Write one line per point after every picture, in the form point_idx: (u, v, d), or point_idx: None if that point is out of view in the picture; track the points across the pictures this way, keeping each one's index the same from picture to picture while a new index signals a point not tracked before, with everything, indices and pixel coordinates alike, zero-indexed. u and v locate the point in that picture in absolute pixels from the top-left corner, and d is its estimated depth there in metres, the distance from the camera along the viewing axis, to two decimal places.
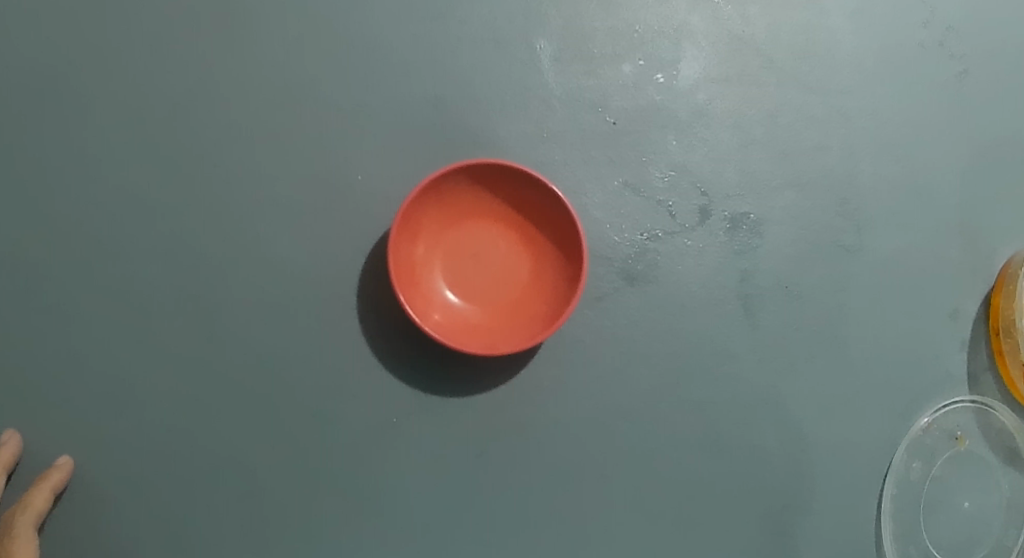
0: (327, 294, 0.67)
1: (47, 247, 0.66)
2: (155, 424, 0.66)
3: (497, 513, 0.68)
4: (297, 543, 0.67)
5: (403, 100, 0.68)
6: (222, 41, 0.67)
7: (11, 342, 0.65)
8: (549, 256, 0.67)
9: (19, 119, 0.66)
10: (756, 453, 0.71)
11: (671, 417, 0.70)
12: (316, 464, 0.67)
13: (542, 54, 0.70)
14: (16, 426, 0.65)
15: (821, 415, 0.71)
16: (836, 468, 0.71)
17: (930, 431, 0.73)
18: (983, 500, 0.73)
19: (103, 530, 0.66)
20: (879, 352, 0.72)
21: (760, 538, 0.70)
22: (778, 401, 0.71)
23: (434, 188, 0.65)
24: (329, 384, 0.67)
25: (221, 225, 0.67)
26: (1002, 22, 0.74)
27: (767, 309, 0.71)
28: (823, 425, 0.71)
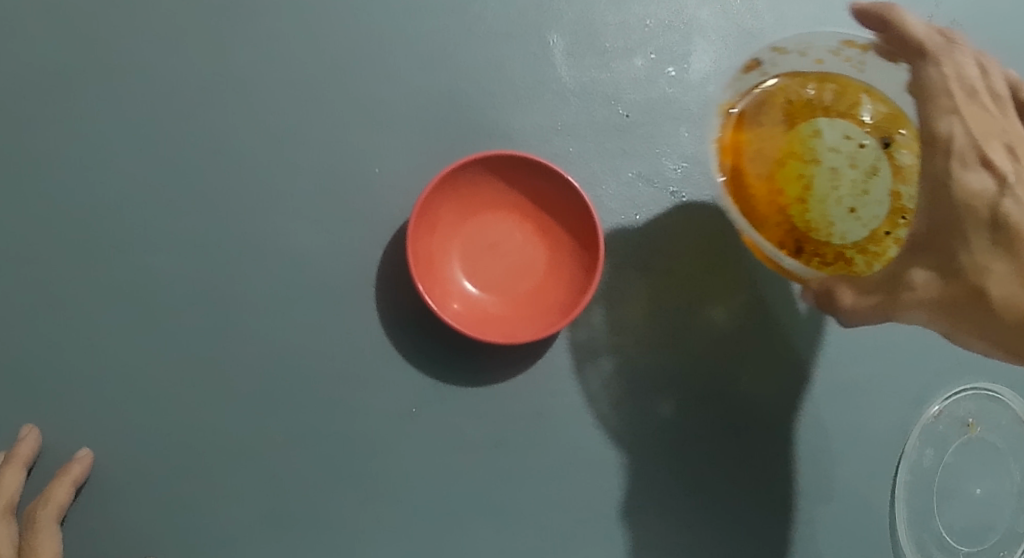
0: (345, 286, 0.68)
1: (64, 240, 0.66)
2: (174, 416, 0.66)
3: (519, 504, 0.68)
4: (320, 538, 0.66)
5: (418, 94, 0.69)
6: (239, 36, 0.68)
7: (29, 335, 0.65)
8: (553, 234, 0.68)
9: (36, 114, 0.66)
10: (687, 440, 0.70)
11: (613, 413, 0.69)
12: (337, 456, 0.67)
13: (554, 48, 0.71)
14: (35, 420, 0.65)
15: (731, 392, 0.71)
16: (759, 449, 0.71)
17: (941, 418, 0.75)
18: (994, 487, 0.75)
19: (123, 526, 0.65)
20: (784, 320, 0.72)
21: (776, 525, 0.71)
22: (693, 385, 0.71)
23: (451, 180, 0.65)
24: (347, 375, 0.67)
25: (239, 217, 0.67)
26: None
27: (668, 289, 0.71)
28: (744, 403, 0.71)
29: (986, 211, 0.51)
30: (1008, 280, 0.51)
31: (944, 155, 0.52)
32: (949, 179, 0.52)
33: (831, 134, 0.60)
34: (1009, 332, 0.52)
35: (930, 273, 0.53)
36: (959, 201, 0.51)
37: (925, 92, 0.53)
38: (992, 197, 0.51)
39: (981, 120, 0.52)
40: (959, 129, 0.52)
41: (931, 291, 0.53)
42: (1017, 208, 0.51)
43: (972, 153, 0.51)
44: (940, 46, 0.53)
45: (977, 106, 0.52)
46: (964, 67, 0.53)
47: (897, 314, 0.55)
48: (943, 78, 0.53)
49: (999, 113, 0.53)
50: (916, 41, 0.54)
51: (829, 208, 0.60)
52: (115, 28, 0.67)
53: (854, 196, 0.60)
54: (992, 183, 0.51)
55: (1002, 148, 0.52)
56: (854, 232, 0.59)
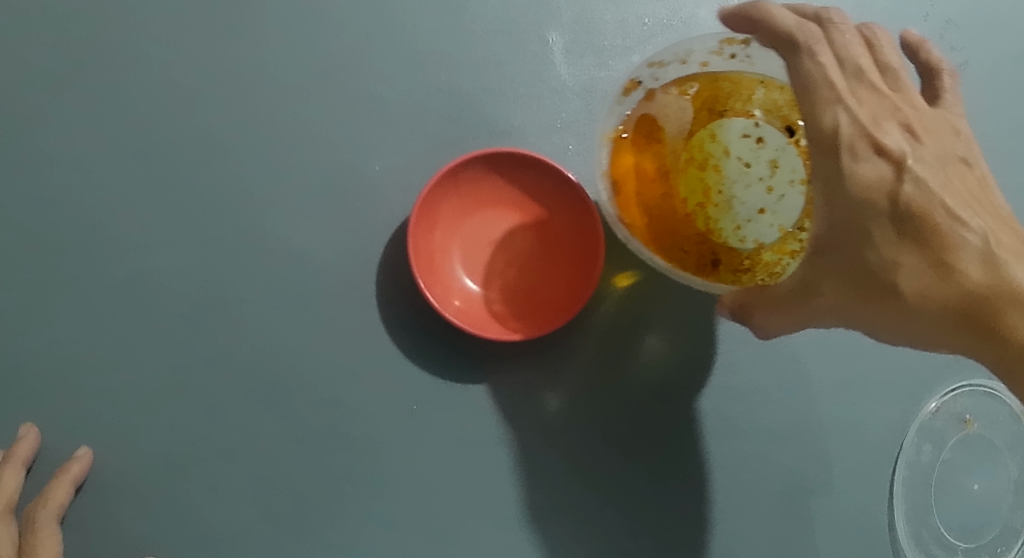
0: (347, 283, 0.68)
1: (63, 239, 0.66)
2: (174, 415, 0.65)
3: (523, 501, 0.68)
4: (321, 537, 0.66)
5: (418, 93, 0.70)
6: (239, 34, 0.68)
7: (27, 332, 0.64)
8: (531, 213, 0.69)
9: (35, 112, 0.66)
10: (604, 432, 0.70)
11: (529, 412, 0.69)
12: (338, 453, 0.66)
13: (554, 46, 0.71)
14: (35, 419, 0.64)
15: (639, 383, 0.71)
16: (670, 440, 0.71)
17: (938, 415, 0.76)
18: (990, 482, 0.77)
19: (122, 526, 0.64)
20: (700, 310, 0.72)
21: (778, 521, 0.72)
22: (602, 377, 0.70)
23: (451, 177, 0.66)
24: (349, 373, 0.67)
25: (240, 214, 0.67)
26: (988, 23, 0.83)
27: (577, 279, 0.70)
28: (656, 392, 0.71)
29: (885, 202, 0.52)
30: (917, 269, 0.52)
31: (833, 152, 0.53)
32: (843, 174, 0.52)
33: (728, 138, 0.63)
34: (927, 321, 0.53)
35: (835, 277, 0.54)
36: (857, 196, 0.52)
37: (807, 86, 0.53)
38: (888, 186, 0.52)
39: (873, 108, 0.54)
40: (846, 119, 0.53)
41: (835, 293, 0.54)
42: (914, 194, 0.52)
43: (862, 143, 0.53)
44: (809, 36, 0.54)
45: (865, 93, 0.54)
46: (852, 53, 0.55)
47: (809, 317, 0.57)
48: (822, 69, 0.53)
49: (890, 96, 0.55)
50: (788, 34, 0.54)
51: (739, 213, 0.63)
52: (116, 25, 0.67)
53: (761, 197, 0.63)
54: (888, 171, 0.53)
55: (893, 134, 0.54)
56: (767, 234, 0.63)
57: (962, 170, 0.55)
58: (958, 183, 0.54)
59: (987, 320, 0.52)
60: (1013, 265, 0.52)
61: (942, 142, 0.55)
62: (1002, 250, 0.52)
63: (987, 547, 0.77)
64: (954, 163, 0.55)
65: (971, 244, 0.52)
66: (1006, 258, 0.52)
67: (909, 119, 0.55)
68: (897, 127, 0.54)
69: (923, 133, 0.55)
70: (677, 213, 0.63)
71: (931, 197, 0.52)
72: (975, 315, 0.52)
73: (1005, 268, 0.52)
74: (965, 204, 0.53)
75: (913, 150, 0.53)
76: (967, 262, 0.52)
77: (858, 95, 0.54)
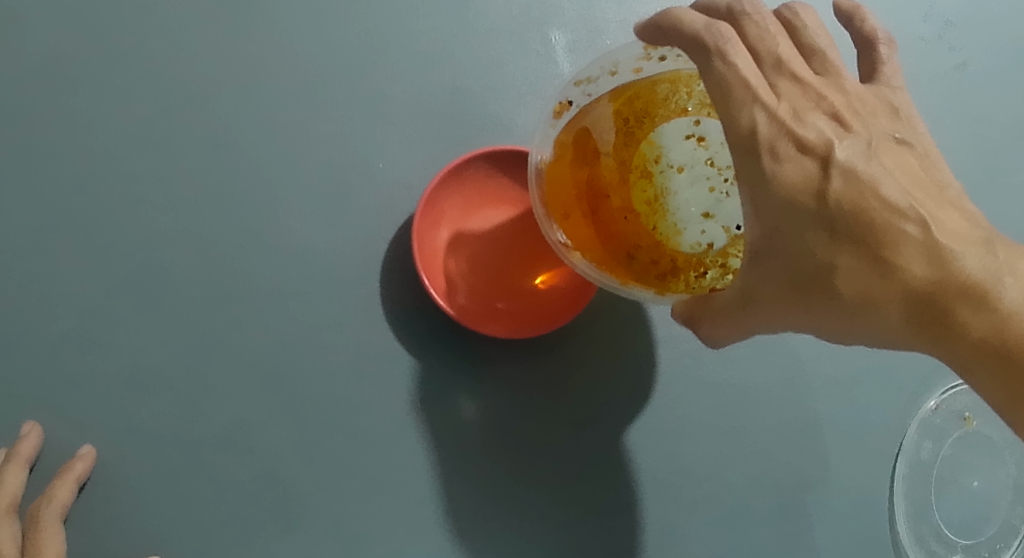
0: (351, 280, 0.68)
1: (66, 235, 0.65)
2: (177, 412, 0.64)
3: (528, 498, 0.68)
4: (328, 536, 0.65)
5: (420, 92, 0.71)
6: (244, 33, 0.69)
7: (28, 330, 0.64)
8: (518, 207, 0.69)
9: (38, 107, 0.66)
10: (544, 451, 0.69)
11: (471, 429, 0.68)
12: (344, 450, 0.66)
13: (557, 45, 0.75)
14: (37, 418, 0.63)
15: (580, 397, 0.70)
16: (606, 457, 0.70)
17: (938, 413, 0.78)
18: (990, 480, 0.78)
19: (125, 526, 0.63)
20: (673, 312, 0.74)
21: (780, 517, 0.73)
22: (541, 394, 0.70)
23: (454, 174, 0.68)
24: (354, 369, 0.67)
25: (245, 211, 0.67)
26: (986, 25, 0.84)
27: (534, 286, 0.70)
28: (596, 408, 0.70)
29: (812, 203, 0.47)
30: (859, 271, 0.47)
31: (752, 155, 0.48)
32: (765, 179, 0.48)
33: (671, 139, 0.56)
34: (874, 320, 0.48)
35: (769, 287, 0.50)
36: (782, 200, 0.47)
37: (720, 89, 0.49)
38: (815, 185, 0.47)
39: (793, 100, 0.49)
40: (763, 117, 0.48)
41: (775, 296, 0.50)
42: (845, 188, 0.47)
43: (783, 142, 0.48)
44: (717, 36, 0.49)
45: (783, 86, 0.49)
46: (767, 43, 0.50)
47: (754, 326, 0.53)
48: (736, 69, 0.49)
49: (812, 83, 0.50)
50: (694, 35, 0.50)
51: (684, 219, 0.56)
52: (120, 23, 0.67)
53: (706, 199, 0.56)
54: (814, 168, 0.47)
55: (818, 125, 0.49)
56: (715, 240, 0.56)
57: (898, 152, 0.50)
58: (896, 168, 0.49)
59: (940, 315, 0.47)
60: (961, 252, 0.47)
61: (873, 124, 0.50)
62: (949, 239, 0.47)
63: (987, 546, 0.78)
64: (889, 146, 0.50)
65: (916, 235, 0.47)
66: (954, 247, 0.47)
67: (836, 105, 0.50)
68: (823, 117, 0.49)
69: (853, 117, 0.50)
70: (618, 226, 0.57)
71: (864, 190, 0.47)
72: (925, 310, 0.47)
73: (954, 256, 0.47)
74: (907, 191, 0.48)
75: (841, 140, 0.48)
76: (911, 256, 0.47)
77: (776, 90, 0.49)
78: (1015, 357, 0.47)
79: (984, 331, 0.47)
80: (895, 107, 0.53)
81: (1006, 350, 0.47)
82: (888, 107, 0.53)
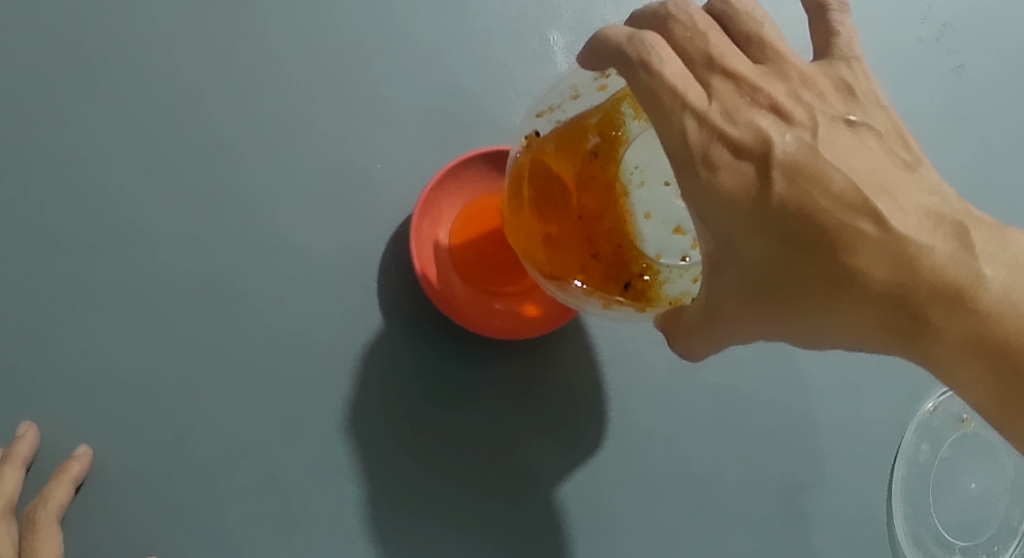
0: (349, 280, 0.68)
1: (64, 235, 0.65)
2: (175, 412, 0.64)
3: (524, 499, 0.68)
4: (325, 536, 0.65)
5: (418, 92, 0.71)
6: (242, 33, 0.69)
7: (27, 329, 0.64)
8: (490, 204, 0.67)
9: (35, 108, 0.66)
10: (521, 449, 0.69)
11: (462, 430, 0.68)
12: (341, 451, 0.66)
13: (554, 46, 0.75)
14: (33, 419, 0.63)
15: (569, 396, 0.70)
16: (603, 456, 0.70)
17: (935, 415, 0.78)
18: (988, 482, 0.78)
19: (122, 526, 0.63)
20: None
21: (778, 518, 0.73)
22: (523, 395, 0.69)
23: (452, 176, 0.69)
24: (351, 369, 0.67)
25: (243, 210, 0.67)
26: (987, 27, 0.84)
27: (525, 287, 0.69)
28: (586, 405, 0.71)
29: (754, 208, 0.46)
30: (811, 274, 0.45)
31: (686, 165, 0.47)
32: (702, 188, 0.46)
33: (645, 153, 0.54)
34: (839, 325, 0.46)
35: (725, 298, 0.48)
36: (722, 208, 0.46)
37: (650, 102, 0.48)
38: (755, 189, 0.46)
39: (726, 99, 0.48)
40: (693, 124, 0.47)
41: (737, 314, 0.48)
42: (787, 189, 0.45)
43: (717, 147, 0.46)
44: (639, 47, 0.48)
45: (717, 84, 0.48)
46: (696, 42, 0.49)
47: (721, 340, 0.50)
48: (663, 78, 0.47)
49: (748, 77, 0.48)
50: (616, 47, 0.49)
51: (661, 236, 0.54)
52: (120, 23, 0.68)
53: (679, 214, 0.54)
54: (752, 172, 0.46)
55: (753, 121, 0.47)
56: (693, 253, 0.55)
57: (851, 137, 0.47)
58: (848, 156, 0.46)
59: (913, 317, 0.44)
60: (929, 244, 0.44)
61: (821, 109, 0.48)
62: (910, 231, 0.44)
63: (986, 547, 0.78)
64: (840, 132, 0.47)
65: (870, 231, 0.44)
66: (918, 240, 0.44)
67: (773, 96, 0.48)
68: (761, 112, 0.47)
69: (795, 106, 0.48)
70: (609, 249, 0.54)
71: (808, 186, 0.45)
72: (896, 313, 0.44)
73: (919, 250, 0.44)
74: (858, 182, 0.45)
75: (781, 135, 0.47)
76: (867, 255, 0.44)
77: (708, 89, 0.48)
78: (1005, 359, 0.43)
79: (966, 328, 0.43)
80: (848, 85, 0.50)
81: (993, 349, 0.43)
82: (841, 86, 0.50)
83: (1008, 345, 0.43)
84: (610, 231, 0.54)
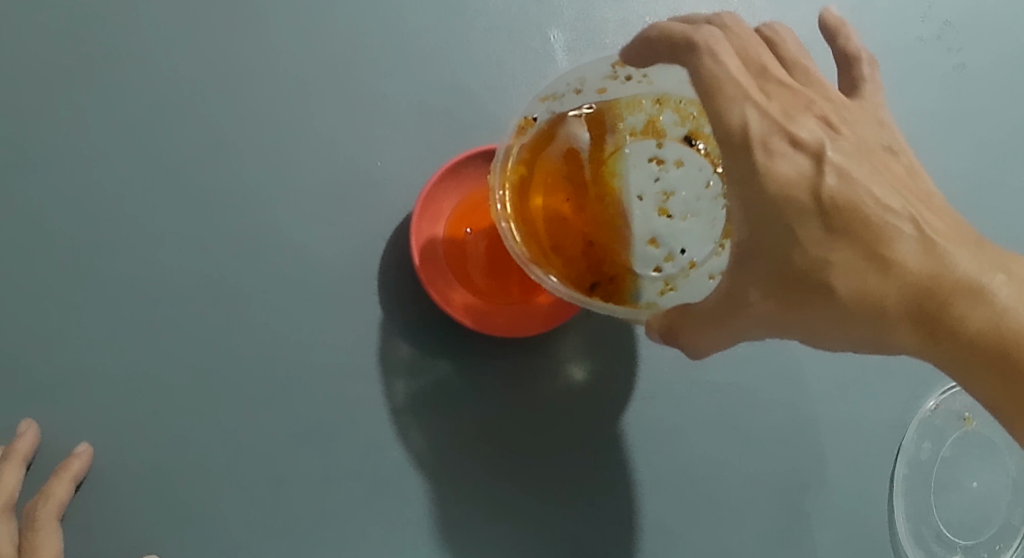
0: (350, 278, 0.68)
1: (65, 233, 0.65)
2: (175, 410, 0.64)
3: (525, 498, 0.68)
4: (325, 534, 0.65)
5: (420, 90, 0.71)
6: (243, 30, 0.69)
7: (28, 326, 0.64)
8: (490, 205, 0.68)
9: (37, 106, 0.66)
10: (525, 454, 0.69)
11: (461, 431, 0.68)
12: (342, 449, 0.66)
13: (555, 44, 0.75)
14: (34, 416, 0.63)
15: (572, 399, 0.70)
16: (603, 456, 0.70)
17: (937, 413, 0.78)
18: (989, 481, 0.77)
19: (123, 524, 0.63)
20: None
21: (779, 517, 0.72)
22: (530, 400, 0.69)
23: (453, 173, 0.69)
24: (351, 367, 0.67)
25: (244, 208, 0.67)
26: (988, 24, 0.84)
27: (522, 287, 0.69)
28: (588, 409, 0.70)
29: (805, 196, 0.47)
30: (853, 266, 0.46)
31: (744, 148, 0.48)
32: (758, 172, 0.48)
33: (630, 165, 0.59)
34: (866, 322, 0.47)
35: (758, 286, 0.48)
36: (776, 194, 0.47)
37: (708, 87, 0.49)
38: (810, 181, 0.48)
39: (784, 102, 0.50)
40: (755, 114, 0.49)
41: (763, 302, 0.48)
42: (839, 185, 0.47)
43: (776, 138, 0.48)
44: (708, 36, 0.50)
45: (773, 89, 0.51)
46: (753, 52, 0.52)
47: (738, 332, 0.50)
48: (726, 69, 0.49)
49: (799, 90, 0.51)
50: (682, 37, 0.51)
51: (632, 243, 0.58)
52: (122, 20, 0.68)
53: (656, 225, 0.58)
54: (807, 165, 0.48)
55: (809, 125, 0.50)
56: (667, 265, 0.59)
57: (886, 158, 0.51)
58: (884, 171, 0.49)
59: (942, 316, 0.46)
60: (956, 252, 0.46)
61: (859, 131, 0.51)
62: (943, 238, 0.47)
63: (986, 546, 0.78)
64: (878, 152, 0.51)
65: (911, 230, 0.47)
66: (949, 246, 0.47)
67: (824, 112, 0.51)
68: (813, 119, 0.50)
69: (840, 123, 0.51)
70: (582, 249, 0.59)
71: (856, 187, 0.48)
72: (923, 312, 0.46)
73: (949, 254, 0.46)
74: (897, 192, 0.48)
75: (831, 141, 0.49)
76: (908, 251, 0.46)
77: (767, 91, 0.50)
78: (1021, 361, 0.45)
79: (989, 329, 0.45)
80: (880, 119, 0.54)
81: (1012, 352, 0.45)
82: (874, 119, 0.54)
83: (1015, 351, 0.45)
84: (586, 231, 0.58)
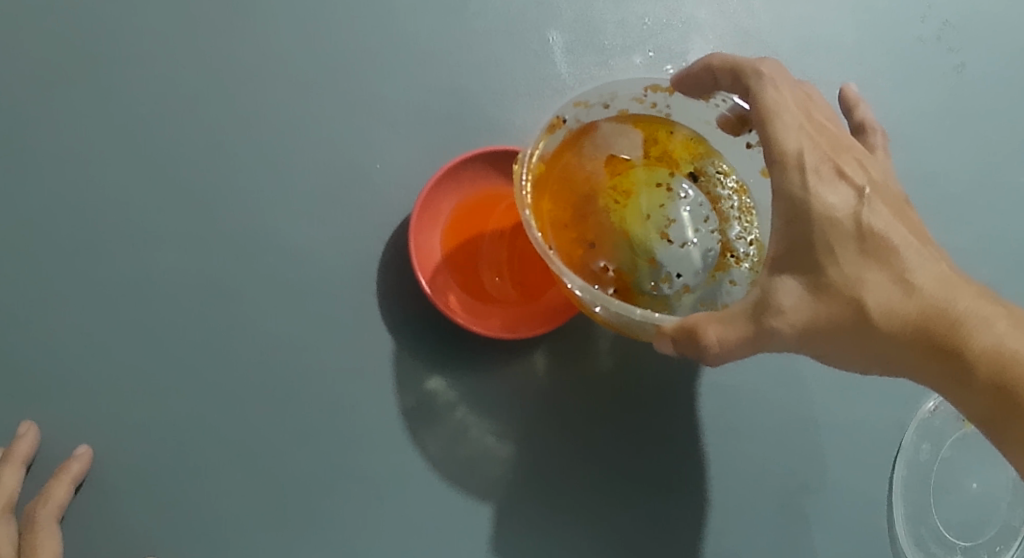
0: (348, 280, 0.68)
1: (65, 235, 0.65)
2: (174, 412, 0.64)
3: (524, 500, 0.68)
4: (322, 535, 0.65)
5: (418, 92, 0.71)
6: (243, 31, 0.69)
7: (28, 328, 0.64)
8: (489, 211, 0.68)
9: (38, 109, 0.66)
10: (532, 459, 0.68)
11: (462, 435, 0.68)
12: (341, 451, 0.66)
13: (554, 46, 0.75)
14: (34, 418, 0.63)
15: (574, 402, 0.70)
16: (604, 458, 0.70)
17: (936, 414, 0.77)
18: (989, 482, 0.77)
19: (122, 525, 0.63)
20: None
21: (777, 518, 0.72)
22: (538, 405, 0.69)
23: (451, 175, 0.69)
24: (350, 369, 0.67)
25: (243, 210, 0.67)
26: (989, 24, 0.83)
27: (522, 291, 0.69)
28: (590, 412, 0.70)
29: (847, 221, 0.53)
30: (883, 286, 0.52)
31: (795, 169, 0.53)
32: (808, 193, 0.53)
33: (637, 183, 0.61)
34: (889, 340, 0.53)
35: (799, 296, 0.52)
36: (823, 215, 0.52)
37: (767, 110, 0.55)
38: (852, 208, 0.53)
39: (831, 138, 0.56)
40: (807, 143, 0.54)
41: (798, 316, 0.52)
42: (874, 217, 0.53)
43: (825, 167, 0.54)
44: (771, 70, 0.56)
45: (822, 126, 0.56)
46: (803, 92, 0.58)
47: (770, 347, 0.52)
48: (783, 98, 0.55)
49: (840, 133, 0.57)
50: (748, 67, 0.56)
51: (631, 255, 0.60)
52: (121, 23, 0.68)
53: (653, 242, 0.60)
54: (850, 196, 0.53)
55: (850, 162, 0.55)
56: (663, 284, 0.60)
57: (907, 204, 0.57)
58: (905, 212, 0.56)
59: (953, 337, 0.53)
60: (959, 289, 0.53)
61: (884, 176, 0.58)
62: (950, 275, 0.54)
63: (986, 547, 0.77)
64: (901, 197, 0.57)
65: (928, 263, 0.53)
66: (955, 282, 0.54)
67: (858, 154, 0.57)
68: (851, 158, 0.56)
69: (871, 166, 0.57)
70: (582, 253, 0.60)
71: (888, 221, 0.54)
72: (930, 336, 0.53)
73: (955, 289, 0.53)
74: (915, 231, 0.55)
75: (868, 179, 0.55)
76: (923, 282, 0.53)
77: (819, 127, 0.56)
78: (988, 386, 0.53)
79: (988, 351, 0.53)
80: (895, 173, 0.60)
81: (1001, 371, 0.53)
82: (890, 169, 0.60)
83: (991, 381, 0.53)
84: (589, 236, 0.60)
